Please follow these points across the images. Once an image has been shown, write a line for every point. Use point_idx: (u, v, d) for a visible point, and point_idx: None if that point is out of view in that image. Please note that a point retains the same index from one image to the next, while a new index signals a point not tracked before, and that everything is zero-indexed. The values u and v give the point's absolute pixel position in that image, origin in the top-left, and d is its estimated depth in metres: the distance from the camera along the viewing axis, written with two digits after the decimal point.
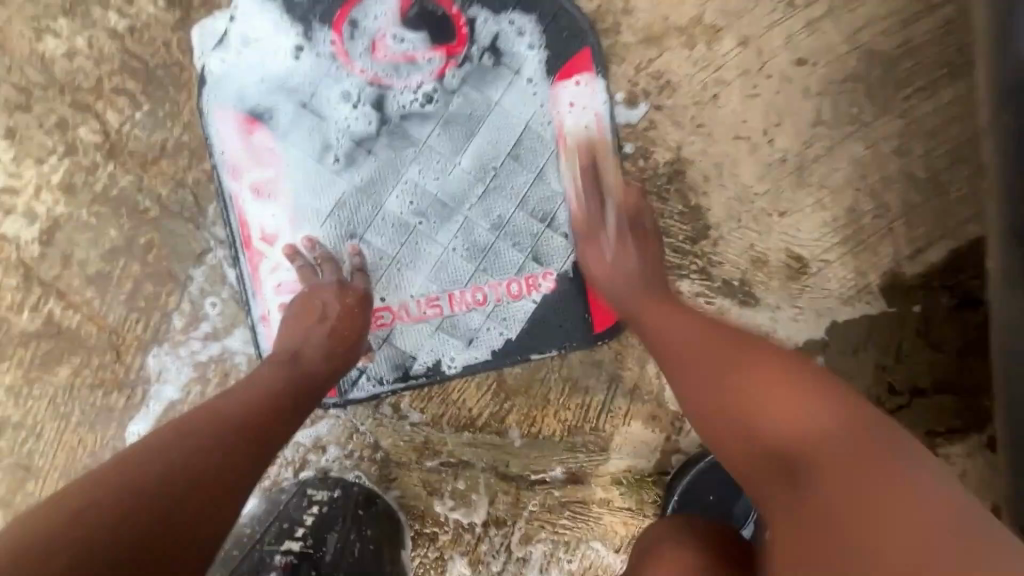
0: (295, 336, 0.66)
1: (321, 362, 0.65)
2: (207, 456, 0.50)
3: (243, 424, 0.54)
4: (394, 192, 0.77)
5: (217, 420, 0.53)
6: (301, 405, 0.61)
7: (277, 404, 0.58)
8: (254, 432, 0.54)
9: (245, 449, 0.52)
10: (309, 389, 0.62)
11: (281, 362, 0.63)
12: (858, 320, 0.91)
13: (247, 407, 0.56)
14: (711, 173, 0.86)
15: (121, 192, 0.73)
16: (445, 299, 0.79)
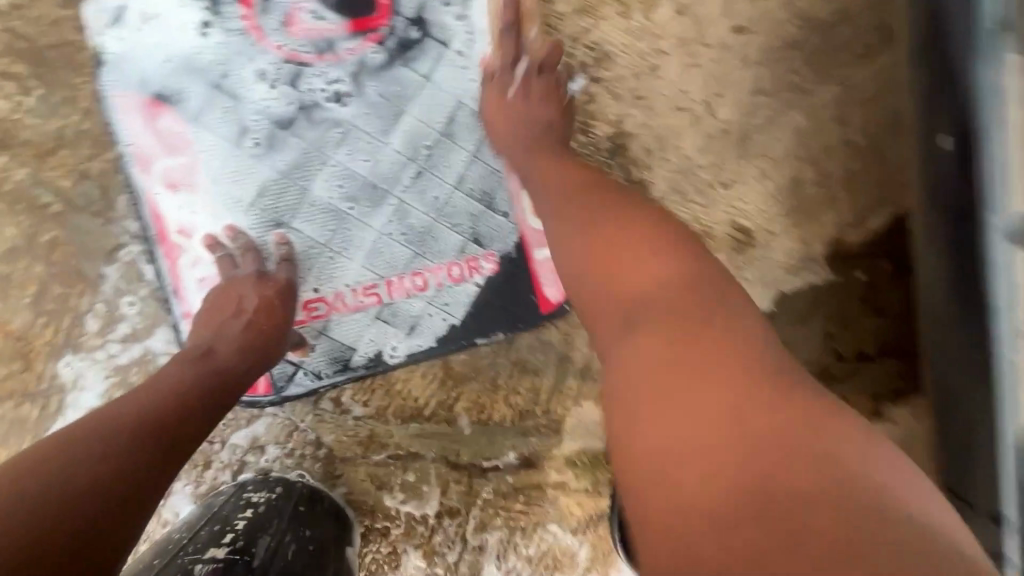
0: (210, 333, 0.64)
1: (237, 358, 0.62)
2: (107, 460, 0.46)
3: (147, 425, 0.51)
4: (321, 176, 0.73)
5: (115, 424, 0.50)
6: (215, 402, 0.58)
7: (188, 402, 0.55)
8: (161, 432, 0.51)
9: (149, 451, 0.49)
10: (225, 385, 0.60)
11: (193, 360, 0.60)
12: (804, 290, 0.92)
13: (152, 407, 0.53)
14: (653, 147, 0.84)
15: (18, 186, 0.67)
16: (383, 286, 0.76)
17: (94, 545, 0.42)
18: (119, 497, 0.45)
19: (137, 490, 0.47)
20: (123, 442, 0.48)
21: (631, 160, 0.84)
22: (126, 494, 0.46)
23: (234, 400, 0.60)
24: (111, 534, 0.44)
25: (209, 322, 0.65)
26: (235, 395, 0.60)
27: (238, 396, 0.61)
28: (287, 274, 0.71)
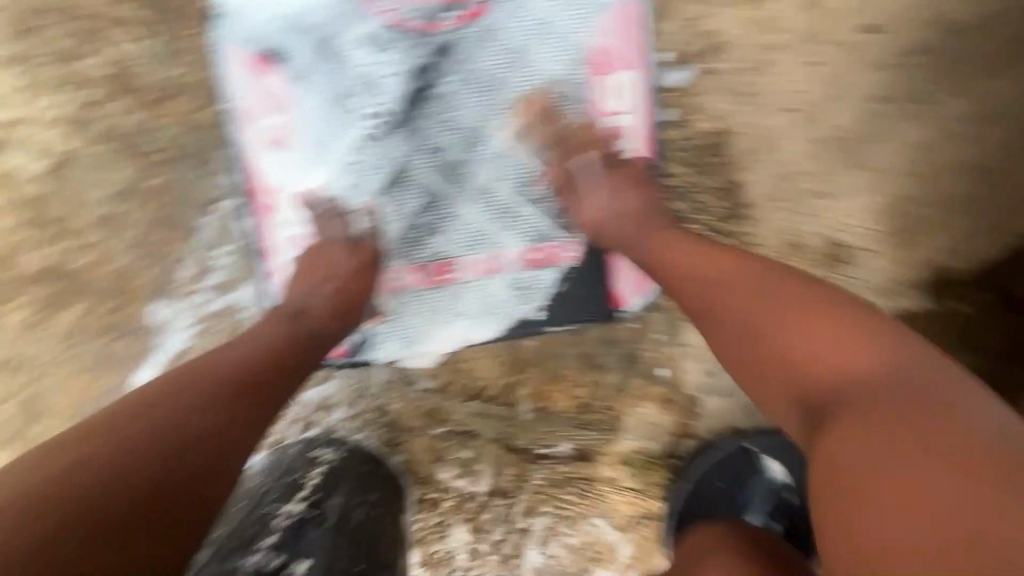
0: (299, 292, 0.65)
1: (325, 320, 0.64)
2: (204, 416, 0.48)
3: (240, 381, 0.52)
4: (415, 149, 0.73)
5: (214, 376, 0.52)
6: (302, 358, 0.59)
7: (278, 358, 0.57)
8: (252, 389, 0.53)
9: (242, 409, 0.51)
10: (312, 343, 0.61)
11: (286, 317, 0.62)
12: (896, 315, 0.86)
13: (248, 362, 0.54)
14: (756, 148, 0.79)
15: (131, 130, 0.69)
16: (461, 264, 0.76)
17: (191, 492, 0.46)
18: (214, 450, 0.48)
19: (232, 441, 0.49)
20: (220, 395, 0.50)
21: (732, 160, 0.79)
22: (223, 445, 0.48)
23: (319, 356, 0.62)
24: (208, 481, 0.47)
25: (297, 280, 0.66)
26: (320, 351, 0.62)
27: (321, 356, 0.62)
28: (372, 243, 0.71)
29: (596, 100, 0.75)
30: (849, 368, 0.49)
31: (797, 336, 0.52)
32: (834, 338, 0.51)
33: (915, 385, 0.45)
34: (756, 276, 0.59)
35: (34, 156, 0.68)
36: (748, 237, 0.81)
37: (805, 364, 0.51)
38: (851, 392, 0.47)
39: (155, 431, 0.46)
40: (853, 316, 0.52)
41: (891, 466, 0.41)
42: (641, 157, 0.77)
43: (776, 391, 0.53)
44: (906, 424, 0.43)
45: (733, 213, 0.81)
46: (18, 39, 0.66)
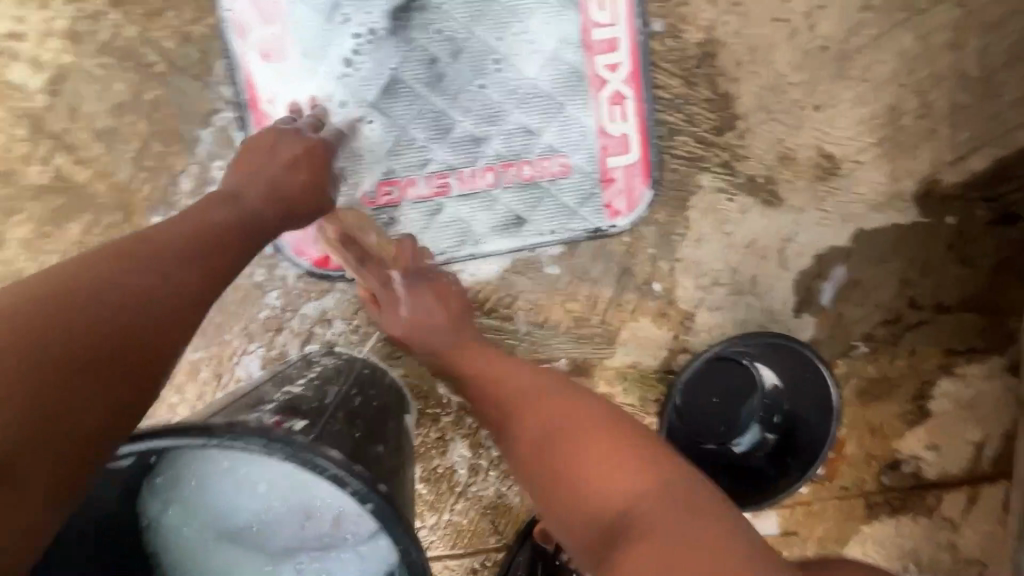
0: (246, 180, 0.62)
1: (274, 209, 0.61)
2: (148, 283, 0.45)
3: (184, 250, 0.50)
4: (405, 59, 0.74)
5: (147, 246, 0.48)
6: (249, 236, 0.57)
7: (228, 237, 0.54)
8: (201, 263, 0.50)
9: (194, 282, 0.48)
10: (260, 225, 0.59)
11: (222, 199, 0.59)
12: (887, 229, 0.87)
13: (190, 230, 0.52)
14: (744, 58, 0.80)
15: (127, 43, 0.70)
16: (454, 177, 0.78)
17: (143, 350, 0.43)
18: (167, 310, 0.45)
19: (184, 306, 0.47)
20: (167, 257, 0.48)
21: (721, 71, 0.80)
22: (174, 303, 0.46)
23: (269, 238, 0.60)
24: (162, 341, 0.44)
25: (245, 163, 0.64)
26: (270, 233, 0.60)
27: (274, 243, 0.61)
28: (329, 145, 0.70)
29: (584, 9, 0.76)
30: (619, 491, 0.47)
31: (563, 446, 0.52)
32: (606, 462, 0.50)
33: (648, 486, 0.47)
34: (539, 396, 0.59)
35: (34, 70, 0.70)
36: (738, 149, 0.82)
37: (585, 485, 0.49)
38: (576, 478, 0.50)
39: (96, 289, 0.42)
40: (609, 436, 0.52)
41: (628, 549, 0.43)
42: (630, 67, 0.78)
43: (564, 504, 0.50)
44: (642, 516, 0.45)
45: (723, 125, 0.81)
46: None
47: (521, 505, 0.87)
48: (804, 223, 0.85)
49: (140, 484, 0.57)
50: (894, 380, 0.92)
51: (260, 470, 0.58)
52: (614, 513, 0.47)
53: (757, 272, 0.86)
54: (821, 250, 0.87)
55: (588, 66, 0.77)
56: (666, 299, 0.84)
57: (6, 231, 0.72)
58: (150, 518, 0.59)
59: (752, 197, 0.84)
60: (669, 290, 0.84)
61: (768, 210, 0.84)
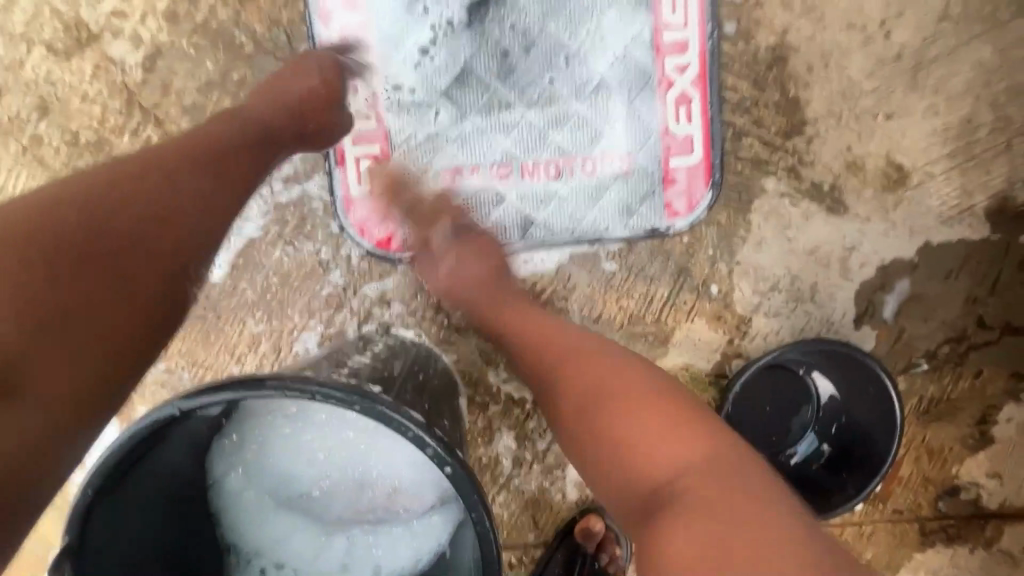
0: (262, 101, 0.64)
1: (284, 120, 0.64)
2: (156, 193, 0.50)
3: (188, 156, 0.54)
4: (479, 51, 0.76)
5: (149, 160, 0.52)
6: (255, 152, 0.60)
7: (233, 145, 0.58)
8: (207, 162, 0.54)
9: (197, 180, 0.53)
10: (265, 141, 0.62)
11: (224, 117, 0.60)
12: (956, 243, 0.85)
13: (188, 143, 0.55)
14: (816, 64, 0.79)
15: (220, 25, 0.74)
16: (518, 168, 0.79)
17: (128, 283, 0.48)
18: (188, 220, 0.52)
19: (185, 244, 0.51)
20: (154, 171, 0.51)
21: (792, 75, 0.79)
22: (172, 220, 0.50)
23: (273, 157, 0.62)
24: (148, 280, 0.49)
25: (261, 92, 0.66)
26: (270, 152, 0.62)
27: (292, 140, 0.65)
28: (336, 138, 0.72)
29: (658, 8, 0.77)
30: (665, 438, 0.49)
31: (599, 380, 0.55)
32: (645, 410, 0.51)
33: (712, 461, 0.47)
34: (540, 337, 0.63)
35: (133, 47, 0.74)
36: (805, 154, 0.81)
37: (646, 453, 0.49)
38: (660, 444, 0.49)
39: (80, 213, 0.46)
40: (633, 374, 0.55)
41: (683, 509, 0.44)
42: (699, 69, 0.78)
43: (586, 432, 0.53)
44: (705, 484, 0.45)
45: (791, 128, 0.80)
46: None
47: (562, 502, 0.86)
48: (869, 232, 0.84)
49: (210, 444, 0.58)
50: (956, 401, 0.88)
51: (339, 430, 0.59)
52: (637, 449, 0.49)
53: (818, 280, 0.84)
54: (886, 262, 0.85)
55: (657, 65, 0.78)
56: (722, 302, 0.83)
57: None
58: (215, 478, 0.59)
59: (817, 203, 0.82)
60: (726, 293, 0.83)
61: (832, 218, 0.83)
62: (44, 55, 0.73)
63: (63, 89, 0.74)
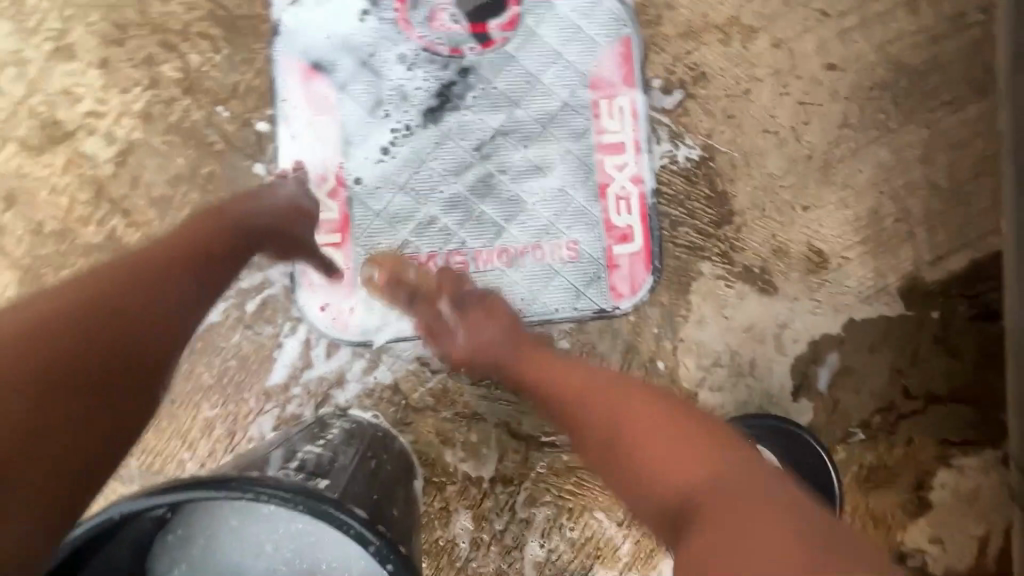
0: (240, 207, 0.69)
1: (261, 223, 0.69)
2: (134, 297, 0.52)
3: (173, 262, 0.57)
4: (436, 151, 0.83)
5: (136, 263, 0.55)
6: (234, 256, 0.64)
7: (217, 248, 0.62)
8: (191, 268, 0.58)
9: (181, 280, 0.56)
10: (244, 244, 0.66)
11: (218, 224, 0.65)
12: (876, 319, 0.93)
13: (181, 256, 0.58)
14: (739, 163, 0.89)
15: (193, 125, 0.79)
16: (472, 255, 0.84)
17: (130, 375, 0.50)
18: (164, 315, 0.54)
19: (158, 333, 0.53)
20: (143, 278, 0.54)
21: (719, 172, 0.89)
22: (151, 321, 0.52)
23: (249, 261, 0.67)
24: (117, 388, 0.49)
25: (233, 203, 0.69)
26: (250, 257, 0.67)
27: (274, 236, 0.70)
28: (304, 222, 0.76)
29: (597, 117, 0.86)
30: (663, 444, 0.53)
31: (610, 412, 0.60)
32: (660, 433, 0.55)
33: (755, 488, 0.46)
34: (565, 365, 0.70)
35: (107, 143, 0.78)
36: (735, 241, 0.89)
37: (642, 452, 0.54)
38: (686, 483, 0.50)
39: (93, 313, 0.49)
40: (634, 398, 0.61)
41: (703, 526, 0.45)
42: (635, 168, 0.87)
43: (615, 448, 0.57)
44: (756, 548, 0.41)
45: (720, 218, 0.89)
46: (110, 47, 0.78)
47: None
48: (798, 310, 0.91)
49: (154, 539, 0.57)
50: (893, 469, 0.93)
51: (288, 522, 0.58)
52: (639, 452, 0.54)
53: (755, 355, 0.90)
54: (815, 337, 0.92)
55: (597, 164, 0.87)
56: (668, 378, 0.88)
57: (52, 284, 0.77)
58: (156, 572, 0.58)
59: (749, 285, 0.90)
60: (671, 369, 0.88)
61: (764, 297, 0.90)
62: (17, 151, 0.77)
63: (32, 182, 0.77)
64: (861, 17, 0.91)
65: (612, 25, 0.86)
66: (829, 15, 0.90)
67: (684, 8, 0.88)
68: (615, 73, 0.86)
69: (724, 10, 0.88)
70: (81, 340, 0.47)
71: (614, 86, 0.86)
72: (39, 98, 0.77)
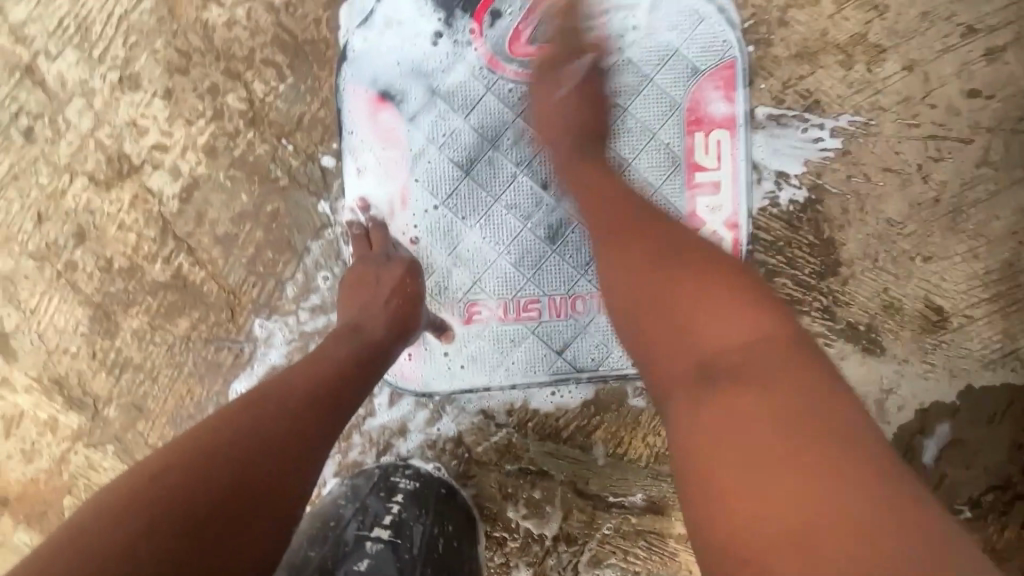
0: (355, 309, 0.68)
1: (383, 326, 0.67)
2: (272, 424, 0.51)
3: (311, 389, 0.56)
4: (509, 188, 0.76)
5: (279, 389, 0.54)
6: (362, 371, 0.62)
7: (345, 365, 0.61)
8: (325, 394, 0.56)
9: (315, 408, 0.54)
10: (372, 356, 0.64)
11: (347, 337, 0.64)
12: (999, 387, 0.81)
13: (321, 374, 0.58)
14: (852, 206, 0.78)
15: (258, 159, 0.75)
16: (544, 303, 0.77)
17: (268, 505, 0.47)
18: (302, 442, 0.51)
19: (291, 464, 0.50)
20: (283, 402, 0.53)
21: (827, 217, 0.78)
22: (286, 445, 0.50)
23: (382, 367, 0.65)
24: (258, 505, 0.47)
25: (354, 296, 0.69)
26: (383, 362, 0.65)
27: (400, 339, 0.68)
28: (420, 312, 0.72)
29: (690, 150, 0.77)
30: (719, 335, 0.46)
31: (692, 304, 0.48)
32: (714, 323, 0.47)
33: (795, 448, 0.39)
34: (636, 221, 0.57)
35: (172, 178, 0.75)
36: (839, 295, 0.79)
37: (689, 322, 0.48)
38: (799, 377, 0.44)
39: (239, 431, 0.49)
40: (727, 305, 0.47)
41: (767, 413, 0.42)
42: (731, 211, 0.77)
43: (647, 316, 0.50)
44: (798, 500, 0.37)
45: (825, 269, 0.79)
46: (175, 76, 0.74)
47: None
48: (905, 374, 0.81)
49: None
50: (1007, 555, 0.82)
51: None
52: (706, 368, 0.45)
53: None
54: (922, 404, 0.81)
55: (688, 204, 0.77)
56: None
57: (122, 321, 0.76)
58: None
59: (851, 343, 0.80)
60: None
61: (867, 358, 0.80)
62: (85, 185, 0.75)
63: (101, 218, 0.75)
64: (1017, 33, 0.76)
65: (714, 48, 0.76)
66: (976, 30, 0.76)
67: (798, 26, 0.76)
68: (714, 103, 0.76)
69: (847, 27, 0.76)
70: (226, 470, 0.47)
71: (713, 117, 0.76)
72: (106, 131, 0.75)
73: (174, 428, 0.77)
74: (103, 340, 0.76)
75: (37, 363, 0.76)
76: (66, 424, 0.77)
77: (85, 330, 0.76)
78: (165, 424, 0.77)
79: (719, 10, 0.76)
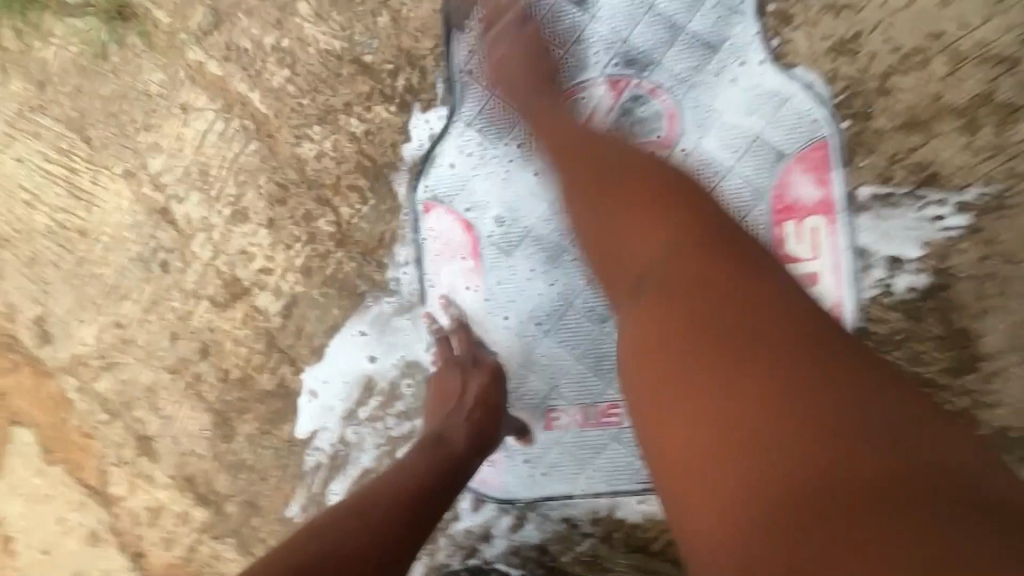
0: (438, 421, 0.70)
1: (469, 434, 0.68)
2: (372, 521, 0.55)
3: (406, 493, 0.59)
4: (582, 291, 0.75)
5: (383, 489, 0.59)
6: (451, 481, 0.64)
7: (437, 469, 0.64)
8: (417, 499, 0.59)
9: (408, 511, 0.58)
10: (461, 464, 0.66)
11: (428, 446, 0.66)
12: None
13: (419, 477, 0.62)
14: (991, 291, 0.67)
15: (346, 275, 0.81)
16: (626, 408, 0.74)
17: None
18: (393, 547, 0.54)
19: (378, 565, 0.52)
20: (359, 518, 0.55)
21: (960, 307, 0.67)
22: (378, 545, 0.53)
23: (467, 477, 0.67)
24: None
25: (434, 411, 0.72)
26: (466, 472, 0.66)
27: (486, 449, 0.70)
28: (498, 420, 0.72)
29: (780, 240, 0.70)
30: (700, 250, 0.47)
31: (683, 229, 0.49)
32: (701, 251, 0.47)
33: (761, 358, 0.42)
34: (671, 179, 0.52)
35: (275, 297, 0.83)
36: (983, 395, 0.67)
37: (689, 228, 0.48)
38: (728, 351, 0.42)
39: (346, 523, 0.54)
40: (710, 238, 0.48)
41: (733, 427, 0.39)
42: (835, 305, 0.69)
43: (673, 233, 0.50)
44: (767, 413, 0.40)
45: (959, 364, 0.68)
46: (276, 207, 0.83)
47: None
48: None
49: None
50: None
51: None
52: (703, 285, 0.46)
53: None
54: None
55: None
56: None
57: (238, 426, 0.85)
58: None
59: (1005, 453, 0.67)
60: None
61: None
62: (207, 307, 0.86)
63: (220, 335, 0.85)
64: None
65: (801, 128, 0.69)
66: None
67: (903, 93, 0.68)
68: (804, 188, 0.70)
69: (966, 88, 0.66)
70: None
71: (806, 203, 0.70)
72: (223, 259, 0.85)
73: (283, 524, 0.84)
74: (223, 443, 0.86)
75: (173, 463, 0.87)
76: (195, 517, 0.87)
77: (209, 434, 0.86)
78: (274, 521, 0.84)
79: (805, 88, 0.69)
